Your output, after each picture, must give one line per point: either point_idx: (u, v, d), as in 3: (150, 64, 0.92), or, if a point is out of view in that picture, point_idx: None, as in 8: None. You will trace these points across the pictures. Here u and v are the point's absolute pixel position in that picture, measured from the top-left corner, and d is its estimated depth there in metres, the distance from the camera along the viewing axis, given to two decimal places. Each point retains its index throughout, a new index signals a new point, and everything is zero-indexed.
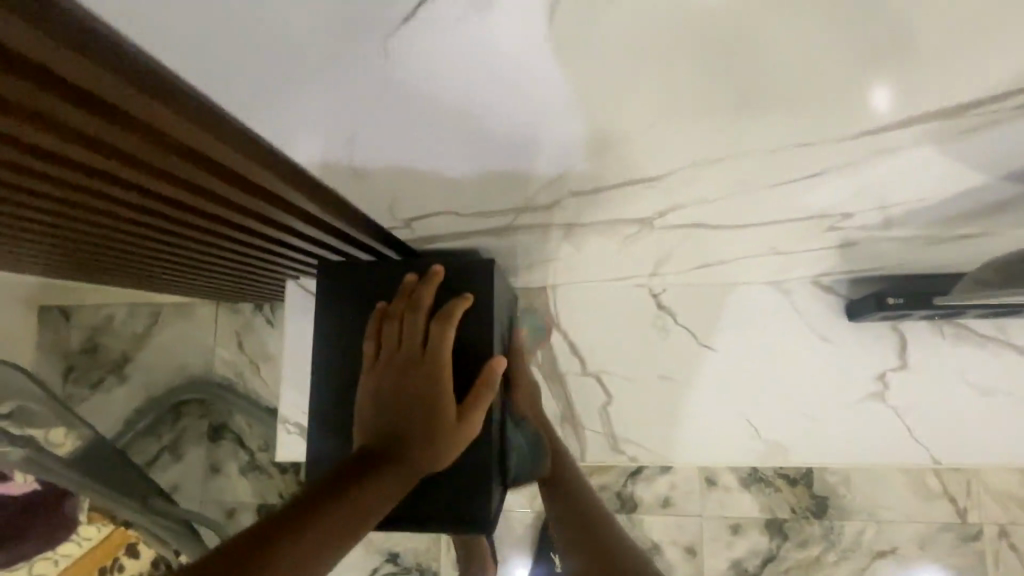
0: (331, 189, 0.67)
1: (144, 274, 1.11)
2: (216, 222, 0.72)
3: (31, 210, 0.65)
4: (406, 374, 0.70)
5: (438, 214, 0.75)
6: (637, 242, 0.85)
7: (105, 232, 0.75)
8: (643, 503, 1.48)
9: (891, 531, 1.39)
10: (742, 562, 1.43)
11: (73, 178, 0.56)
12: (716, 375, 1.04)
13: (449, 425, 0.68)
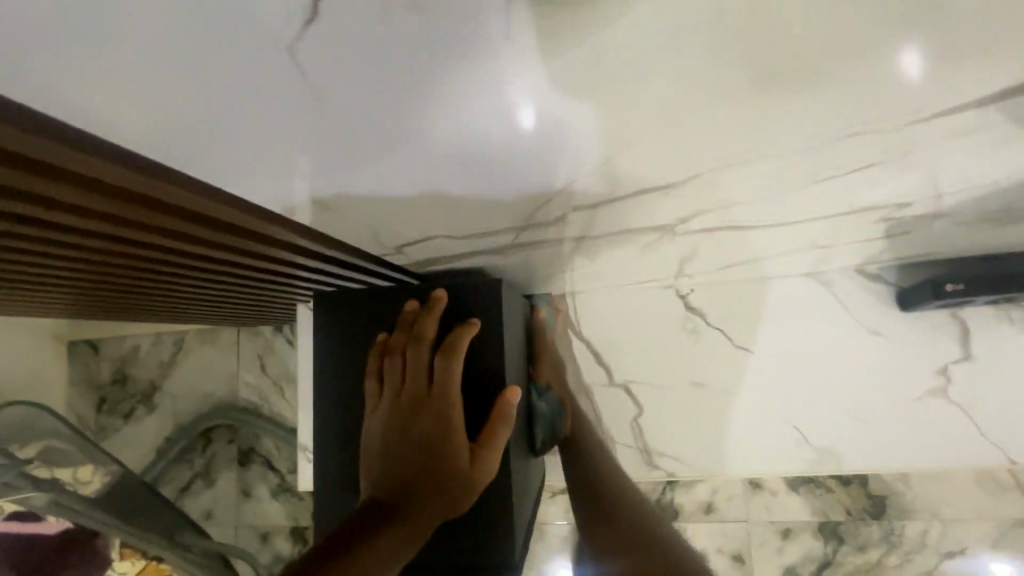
0: (319, 217, 0.63)
1: (157, 307, 1.09)
2: (217, 251, 0.68)
3: (25, 253, 0.63)
4: (411, 415, 0.65)
5: (432, 235, 0.70)
6: (658, 244, 0.78)
7: (106, 268, 0.72)
8: (684, 511, 1.42)
9: (959, 530, 1.29)
10: (795, 569, 1.36)
11: (57, 215, 0.52)
12: (756, 378, 0.96)
13: (458, 471, 0.64)
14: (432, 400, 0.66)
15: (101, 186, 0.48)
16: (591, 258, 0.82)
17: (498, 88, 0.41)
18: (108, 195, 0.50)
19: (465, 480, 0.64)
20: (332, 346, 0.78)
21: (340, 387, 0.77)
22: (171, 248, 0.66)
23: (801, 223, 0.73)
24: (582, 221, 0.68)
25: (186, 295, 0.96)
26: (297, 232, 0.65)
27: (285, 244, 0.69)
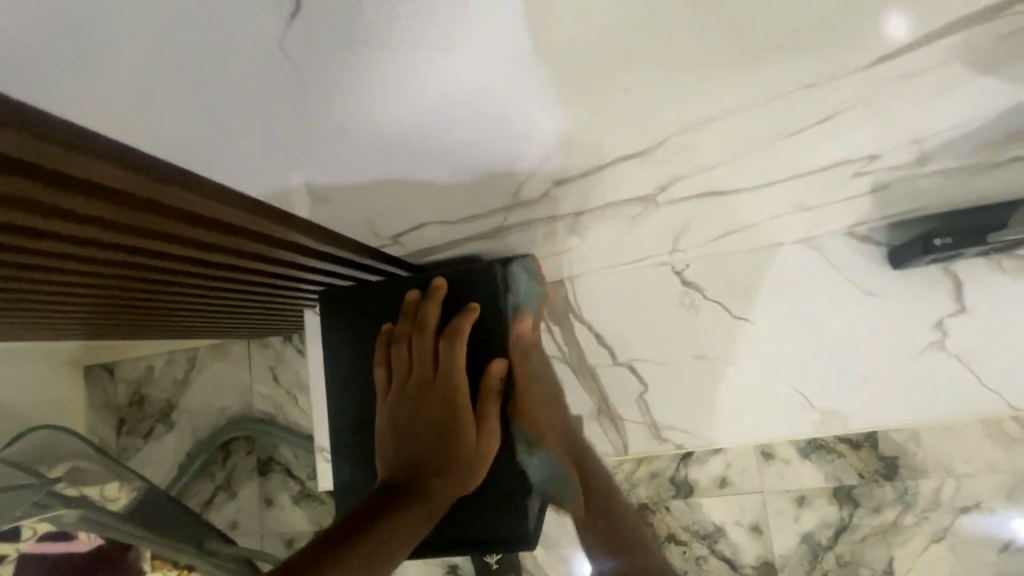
0: (314, 212, 0.65)
1: (167, 323, 1.11)
2: (225, 258, 0.70)
3: (40, 270, 0.64)
4: (419, 402, 0.69)
5: (424, 222, 0.73)
6: (648, 218, 0.80)
7: (118, 284, 0.73)
8: (699, 486, 1.45)
9: (973, 485, 1.31)
10: (814, 535, 1.38)
11: (71, 228, 0.54)
12: (757, 346, 0.98)
13: (467, 446, 0.68)
14: (439, 386, 0.70)
15: (114, 196, 0.50)
16: (585, 239, 0.84)
17: (471, 69, 0.43)
18: (122, 206, 0.51)
19: (473, 456, 0.68)
20: (340, 344, 0.81)
21: (350, 382, 0.80)
22: (180, 257, 0.68)
23: (786, 188, 0.76)
24: (570, 200, 0.71)
25: (196, 310, 0.98)
26: (305, 232, 0.68)
27: (290, 245, 0.71)
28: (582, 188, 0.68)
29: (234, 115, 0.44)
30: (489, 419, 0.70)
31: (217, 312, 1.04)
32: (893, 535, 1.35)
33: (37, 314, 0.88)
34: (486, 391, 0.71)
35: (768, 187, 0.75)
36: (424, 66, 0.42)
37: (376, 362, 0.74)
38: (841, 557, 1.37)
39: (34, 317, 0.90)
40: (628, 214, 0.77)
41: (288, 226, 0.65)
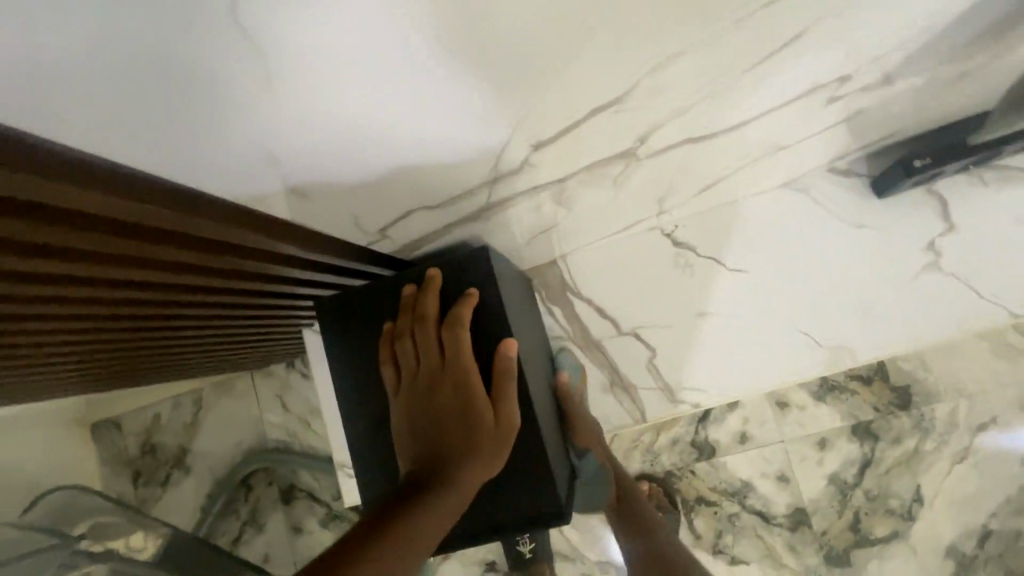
0: (302, 218, 0.66)
1: (167, 365, 1.08)
2: (223, 282, 0.67)
3: (24, 319, 0.60)
4: (432, 390, 0.69)
5: (407, 211, 0.72)
6: (632, 178, 0.80)
7: (112, 325, 0.70)
8: (721, 446, 1.49)
9: (985, 401, 1.37)
10: (840, 475, 1.43)
11: (60, 270, 0.50)
12: (757, 294, 0.98)
13: (487, 424, 0.66)
14: (448, 371, 0.69)
15: (115, 228, 0.48)
16: (570, 211, 0.85)
17: (430, 44, 0.45)
18: (112, 235, 0.48)
19: (496, 434, 0.67)
20: (345, 354, 0.80)
21: (361, 391, 0.79)
22: (176, 288, 0.65)
23: (760, 130, 0.77)
24: (549, 168, 0.71)
25: (194, 346, 0.95)
26: (305, 240, 0.68)
27: (285, 259, 0.69)
28: (562, 149, 0.68)
29: (211, 123, 0.45)
30: (506, 397, 0.69)
31: (216, 347, 1.02)
32: (915, 462, 1.40)
33: (27, 372, 0.83)
34: (496, 370, 0.71)
35: (746, 128, 0.75)
36: (379, 48, 0.44)
37: (384, 364, 0.74)
38: (869, 491, 1.42)
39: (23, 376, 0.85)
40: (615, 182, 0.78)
41: (284, 235, 0.64)
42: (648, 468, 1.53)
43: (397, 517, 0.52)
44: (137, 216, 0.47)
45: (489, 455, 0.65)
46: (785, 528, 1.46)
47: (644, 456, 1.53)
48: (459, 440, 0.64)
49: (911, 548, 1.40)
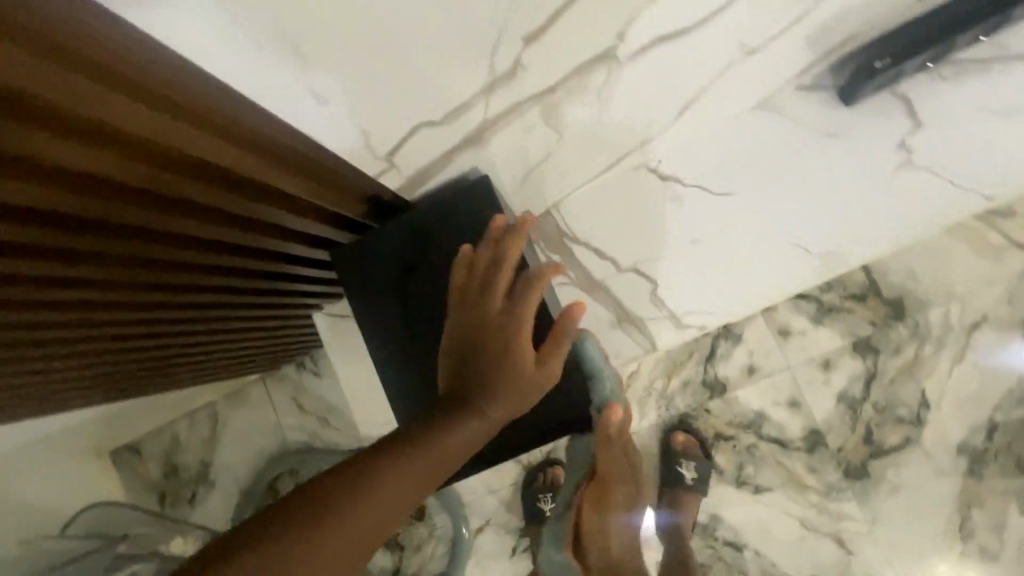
0: (319, 162, 0.69)
1: (187, 354, 1.12)
2: (250, 241, 0.73)
3: (70, 285, 0.64)
4: (496, 326, 0.69)
5: (411, 128, 0.71)
6: (615, 107, 0.80)
7: (150, 291, 0.75)
8: (731, 381, 1.55)
9: (974, 301, 1.46)
10: (847, 392, 1.50)
11: (115, 216, 0.55)
12: (745, 214, 1.02)
13: (528, 371, 0.68)
14: (505, 316, 0.70)
15: (136, 149, 0.51)
16: (561, 141, 0.84)
17: None
18: (159, 168, 0.54)
19: (536, 382, 0.69)
20: (367, 309, 0.87)
21: None
22: (209, 247, 0.71)
23: (732, 75, 0.84)
24: (528, 86, 0.71)
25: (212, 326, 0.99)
26: (315, 177, 0.71)
27: (305, 212, 0.75)
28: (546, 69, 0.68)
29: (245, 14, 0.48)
30: (555, 354, 0.71)
31: (231, 328, 1.05)
32: (917, 368, 1.49)
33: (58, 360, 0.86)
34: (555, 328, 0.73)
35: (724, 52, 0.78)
36: None
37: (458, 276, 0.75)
38: (877, 403, 1.49)
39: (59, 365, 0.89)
40: (611, 113, 0.81)
41: (308, 182, 0.70)
42: (664, 413, 1.58)
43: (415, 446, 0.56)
44: (182, 144, 0.53)
45: (524, 398, 0.67)
46: (802, 451, 1.52)
47: (658, 402, 1.58)
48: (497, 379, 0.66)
49: (925, 450, 1.47)
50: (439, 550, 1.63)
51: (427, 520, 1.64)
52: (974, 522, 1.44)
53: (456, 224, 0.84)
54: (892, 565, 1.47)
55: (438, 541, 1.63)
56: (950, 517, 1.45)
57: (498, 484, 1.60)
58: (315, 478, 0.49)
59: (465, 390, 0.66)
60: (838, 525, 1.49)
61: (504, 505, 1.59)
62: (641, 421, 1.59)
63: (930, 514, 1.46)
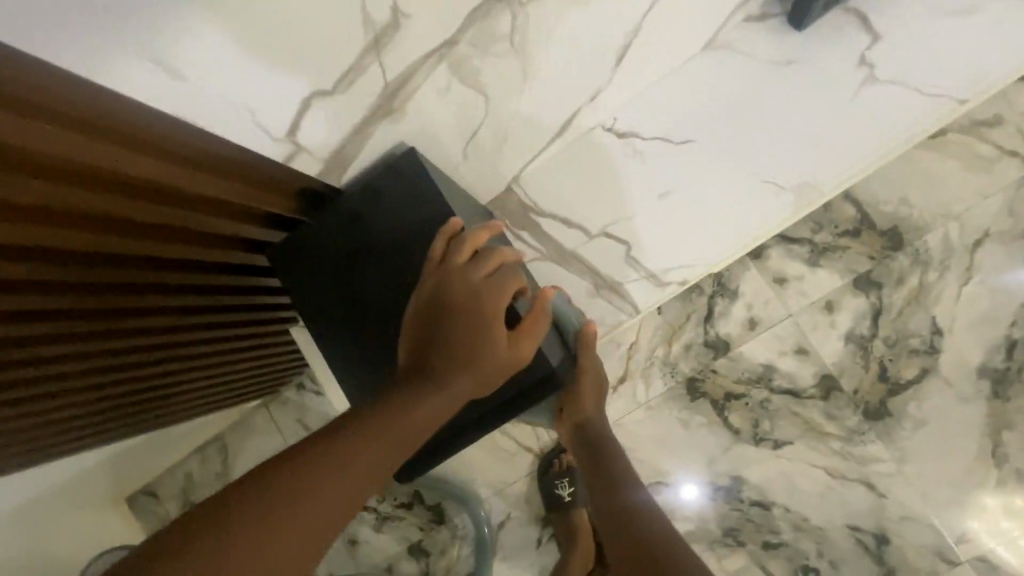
0: (241, 160, 0.73)
1: (178, 390, 1.10)
2: (201, 254, 0.76)
3: (37, 320, 0.67)
4: (470, 304, 0.63)
5: (304, 102, 0.72)
6: (535, 53, 0.78)
7: (123, 320, 0.77)
8: (734, 337, 1.50)
9: (973, 218, 1.41)
10: (855, 331, 1.45)
11: (58, 242, 0.60)
12: (706, 159, 0.98)
13: (499, 353, 0.63)
14: (477, 292, 0.64)
15: (66, 174, 0.57)
16: (490, 104, 0.82)
17: None
18: (94, 189, 0.60)
19: (503, 361, 0.64)
20: (328, 315, 0.82)
21: (353, 346, 0.81)
22: (162, 263, 0.74)
23: (659, 12, 0.79)
24: (410, 43, 0.71)
25: (196, 354, 0.98)
26: (249, 178, 0.76)
27: (243, 216, 0.78)
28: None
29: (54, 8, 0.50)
30: (529, 336, 0.66)
31: (216, 354, 1.04)
32: (924, 295, 1.43)
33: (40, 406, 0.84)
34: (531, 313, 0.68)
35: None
36: None
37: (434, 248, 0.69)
38: (887, 338, 1.44)
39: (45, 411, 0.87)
40: (546, 73, 0.81)
41: (242, 186, 0.75)
42: (671, 380, 1.53)
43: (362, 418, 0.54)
44: (110, 162, 0.59)
45: (488, 376, 0.62)
46: (817, 398, 1.47)
47: (662, 370, 1.53)
48: (459, 353, 0.60)
49: (945, 379, 1.42)
50: (464, 551, 1.60)
51: (448, 522, 1.61)
52: (1007, 446, 1.39)
53: (397, 206, 0.79)
54: (927, 502, 1.41)
55: (462, 543, 1.60)
56: (981, 444, 1.40)
57: (513, 476, 1.57)
58: (265, 478, 0.47)
59: (429, 362, 0.60)
60: (865, 469, 1.44)
61: (522, 496, 1.56)
62: (648, 392, 1.54)
63: (959, 443, 1.41)
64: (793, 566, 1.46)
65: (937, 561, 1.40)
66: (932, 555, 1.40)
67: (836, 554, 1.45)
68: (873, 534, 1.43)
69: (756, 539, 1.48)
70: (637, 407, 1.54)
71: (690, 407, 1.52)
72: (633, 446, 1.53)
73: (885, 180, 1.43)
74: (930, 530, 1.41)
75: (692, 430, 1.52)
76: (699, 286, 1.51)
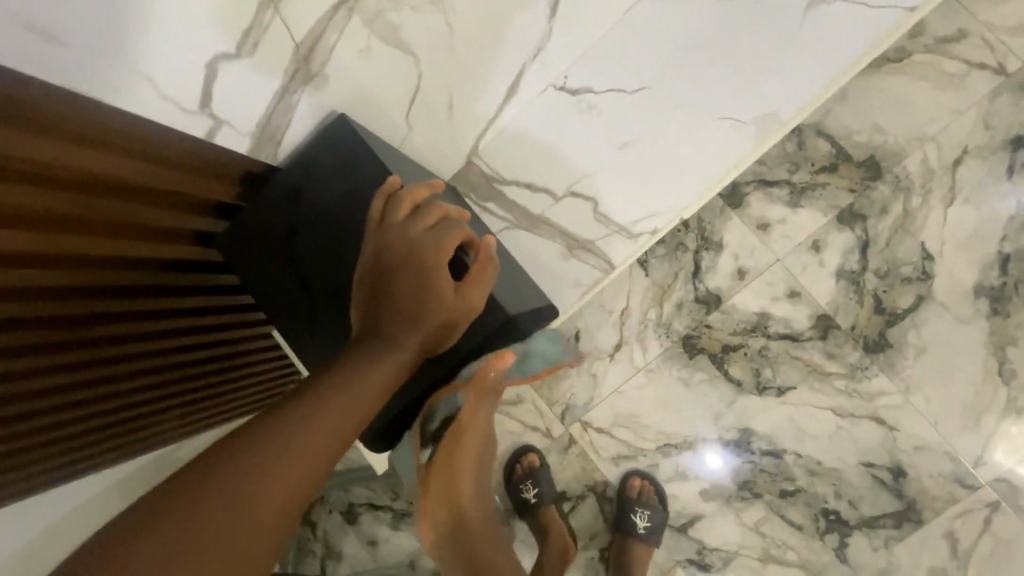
0: (206, 154, 0.73)
1: (159, 444, 0.94)
2: (166, 252, 0.73)
3: (43, 325, 0.60)
4: (412, 262, 0.62)
5: (209, 65, 0.71)
6: None
7: (118, 341, 0.71)
8: (724, 290, 1.48)
9: (950, 137, 1.39)
10: (845, 267, 1.43)
11: (47, 245, 0.56)
12: (664, 104, 0.96)
13: (447, 305, 0.63)
14: (419, 248, 0.63)
15: (56, 181, 0.55)
16: (419, 66, 0.84)
17: None
18: (85, 192, 0.58)
19: (454, 313, 0.64)
20: (295, 306, 0.80)
21: (320, 336, 0.79)
22: (137, 265, 0.69)
23: None
24: None
25: (183, 384, 0.86)
26: (210, 168, 0.74)
27: (197, 210, 0.76)
28: None
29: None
30: (475, 286, 0.66)
31: (205, 387, 0.92)
32: (910, 222, 1.41)
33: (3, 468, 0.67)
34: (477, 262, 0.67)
35: None
36: None
37: (371, 208, 0.67)
38: (878, 270, 1.42)
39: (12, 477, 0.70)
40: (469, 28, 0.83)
41: (203, 178, 0.73)
42: (667, 341, 1.50)
43: (321, 388, 0.54)
44: (89, 163, 0.58)
45: (441, 328, 0.63)
46: (816, 340, 1.45)
47: (657, 332, 1.50)
48: (405, 311, 0.61)
49: (941, 303, 1.40)
50: None
51: None
52: (1013, 361, 1.37)
53: (339, 172, 0.79)
54: (939, 429, 1.39)
55: None
56: (986, 364, 1.38)
57: None
58: (233, 450, 0.47)
59: (378, 318, 0.61)
60: (873, 404, 1.42)
61: None
62: (645, 355, 1.50)
63: (965, 366, 1.38)
64: (813, 511, 1.45)
65: (957, 487, 1.39)
66: (951, 482, 1.39)
67: (854, 493, 1.43)
68: (889, 468, 1.42)
69: (773, 489, 1.46)
70: (636, 371, 1.51)
71: (689, 365, 1.49)
72: (638, 411, 1.51)
73: (854, 111, 1.42)
74: (946, 457, 1.39)
75: (695, 387, 1.49)
76: (684, 242, 1.49)
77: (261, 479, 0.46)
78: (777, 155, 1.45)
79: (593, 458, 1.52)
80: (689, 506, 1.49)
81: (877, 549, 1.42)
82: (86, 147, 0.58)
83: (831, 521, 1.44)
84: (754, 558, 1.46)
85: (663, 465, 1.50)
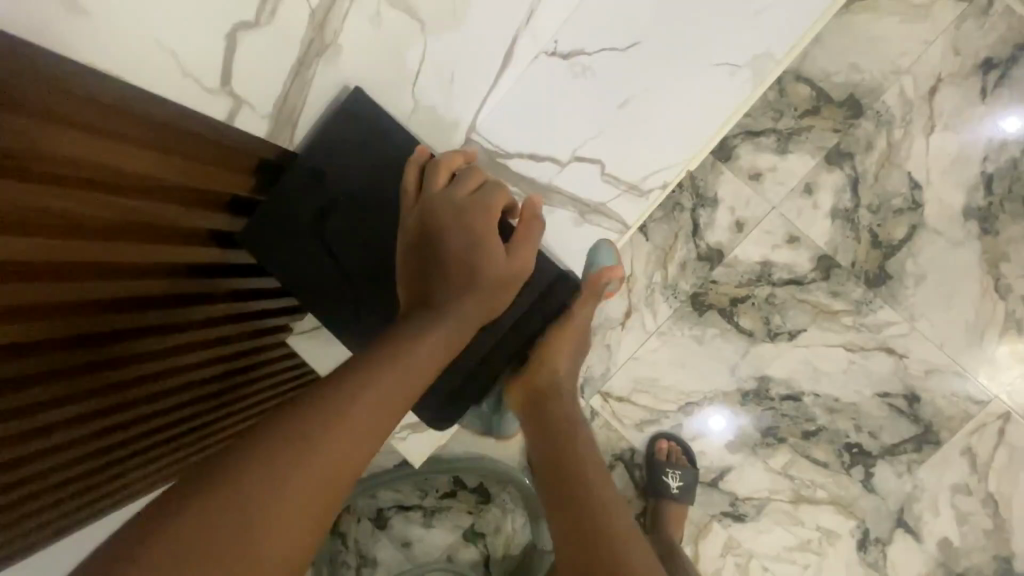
0: (221, 142, 0.67)
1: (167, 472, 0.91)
2: (187, 256, 0.68)
3: (66, 347, 0.57)
4: (459, 227, 0.67)
5: (227, 40, 0.61)
6: None
7: (138, 361, 0.67)
8: (725, 244, 1.49)
9: (923, 67, 1.42)
10: (838, 206, 1.45)
11: (68, 255, 0.52)
12: (654, 59, 0.96)
13: (497, 266, 0.68)
14: (467, 209, 0.68)
15: (97, 183, 0.53)
16: (425, 33, 0.79)
17: None
18: (121, 193, 0.56)
19: (504, 273, 0.68)
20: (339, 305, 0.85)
21: None
22: (164, 271, 0.66)
23: None
24: None
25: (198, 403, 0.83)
26: (229, 161, 0.70)
27: (215, 206, 0.72)
28: None
29: None
30: (523, 245, 0.71)
31: (221, 406, 0.89)
32: (895, 154, 1.44)
33: (13, 505, 0.63)
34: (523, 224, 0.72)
35: None
36: None
37: (408, 176, 0.71)
38: (871, 205, 1.45)
39: (19, 515, 0.65)
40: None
41: (223, 172, 0.70)
42: (675, 302, 1.51)
43: (368, 365, 0.55)
44: (121, 162, 0.54)
45: (493, 289, 0.68)
46: (819, 281, 1.47)
47: (665, 294, 1.51)
48: (456, 279, 0.66)
49: (934, 229, 1.43)
50: (517, 523, 1.61)
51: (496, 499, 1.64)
52: (1007, 277, 1.42)
53: (360, 152, 0.81)
54: (946, 352, 1.44)
55: (514, 513, 1.62)
56: (983, 282, 1.42)
57: None
58: (274, 441, 0.47)
59: (431, 287, 0.65)
60: (881, 336, 1.45)
61: None
62: (656, 319, 1.51)
63: (963, 288, 1.43)
64: (836, 447, 1.48)
65: (969, 404, 1.43)
66: (963, 401, 1.43)
67: (874, 424, 1.47)
68: (904, 396, 1.45)
69: (796, 432, 1.49)
70: (649, 336, 1.51)
71: (700, 322, 1.50)
72: (656, 374, 1.51)
73: (831, 52, 1.44)
74: (955, 377, 1.44)
75: (708, 343, 1.51)
76: (680, 202, 1.49)
77: (279, 479, 0.46)
78: (761, 105, 1.46)
79: (617, 427, 1.53)
80: (717, 461, 1.51)
81: (901, 475, 1.46)
82: (117, 144, 0.54)
83: (855, 454, 1.47)
84: (786, 502, 1.49)
85: (686, 424, 1.51)
